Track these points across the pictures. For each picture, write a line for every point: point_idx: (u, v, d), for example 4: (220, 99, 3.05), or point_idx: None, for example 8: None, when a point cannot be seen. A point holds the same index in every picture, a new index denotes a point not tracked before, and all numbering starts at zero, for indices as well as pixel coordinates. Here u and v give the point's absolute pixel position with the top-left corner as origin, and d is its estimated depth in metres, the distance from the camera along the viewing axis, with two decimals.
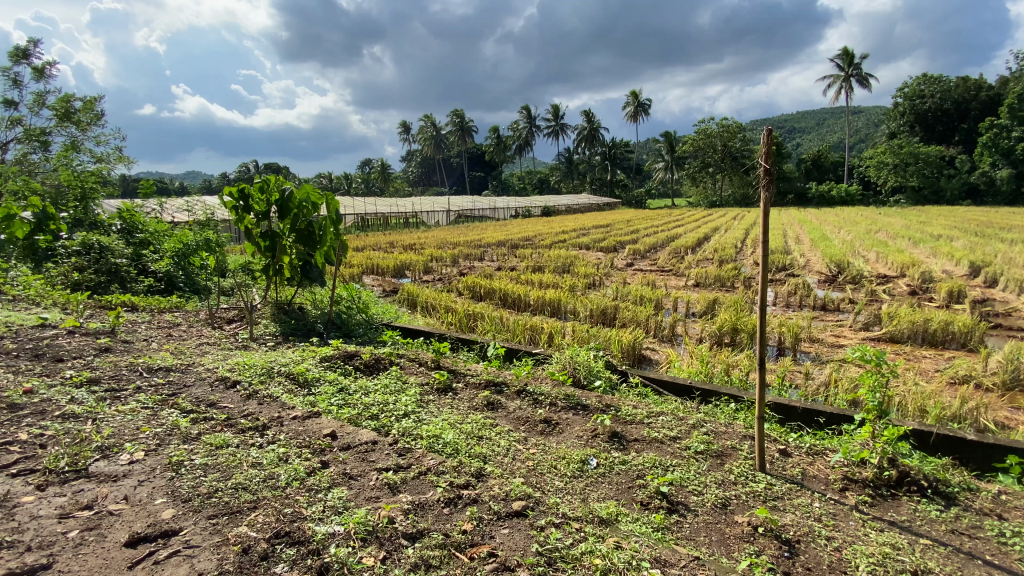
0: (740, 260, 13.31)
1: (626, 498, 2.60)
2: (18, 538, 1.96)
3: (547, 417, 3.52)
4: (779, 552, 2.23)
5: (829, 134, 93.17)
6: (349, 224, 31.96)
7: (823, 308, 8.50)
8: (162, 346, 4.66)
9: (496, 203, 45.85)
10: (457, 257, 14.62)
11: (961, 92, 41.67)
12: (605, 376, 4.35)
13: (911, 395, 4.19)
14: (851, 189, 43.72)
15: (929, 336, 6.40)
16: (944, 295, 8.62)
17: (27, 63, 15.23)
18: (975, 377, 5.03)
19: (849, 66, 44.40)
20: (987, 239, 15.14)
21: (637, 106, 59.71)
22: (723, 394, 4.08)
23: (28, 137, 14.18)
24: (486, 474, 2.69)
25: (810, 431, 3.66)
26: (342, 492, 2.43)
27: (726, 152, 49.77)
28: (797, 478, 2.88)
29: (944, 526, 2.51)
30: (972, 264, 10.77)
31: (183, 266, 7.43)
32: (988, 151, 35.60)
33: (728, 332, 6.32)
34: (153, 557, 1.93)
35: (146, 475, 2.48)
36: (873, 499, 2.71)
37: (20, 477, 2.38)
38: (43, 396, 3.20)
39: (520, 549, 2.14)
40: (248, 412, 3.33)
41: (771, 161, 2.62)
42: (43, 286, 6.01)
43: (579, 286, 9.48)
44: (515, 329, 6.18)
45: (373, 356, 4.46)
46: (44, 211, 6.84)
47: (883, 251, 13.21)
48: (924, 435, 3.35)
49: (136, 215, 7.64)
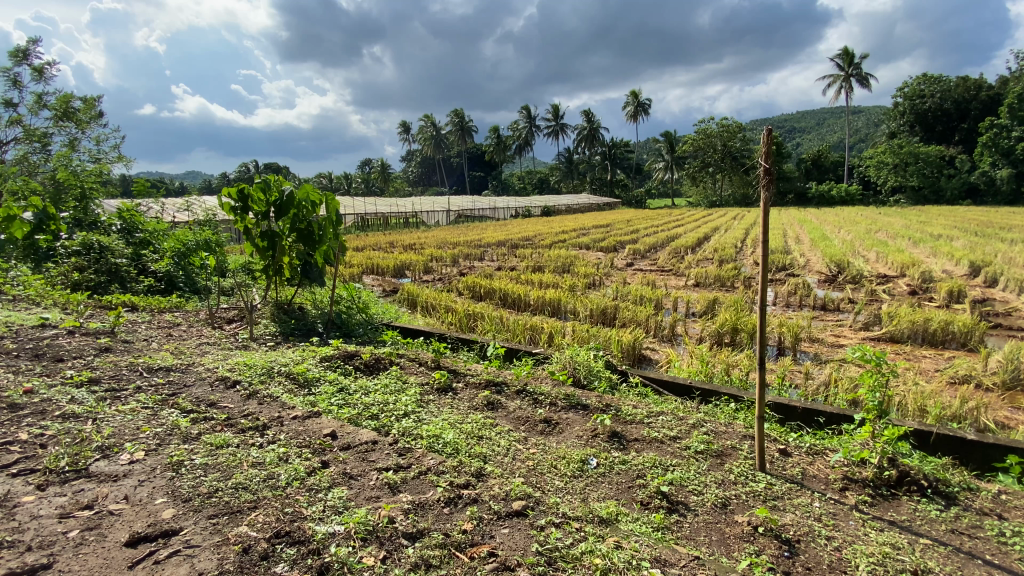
0: (740, 260, 13.31)
1: (626, 498, 2.60)
2: (18, 538, 1.96)
3: (547, 417, 3.52)
4: (779, 552, 2.23)
5: (829, 134, 93.19)
6: (350, 224, 31.99)
7: (823, 308, 8.50)
8: (162, 346, 4.66)
9: (496, 203, 45.84)
10: (457, 256, 14.62)
11: (961, 92, 41.66)
12: (605, 376, 4.35)
13: (911, 395, 4.19)
14: (850, 189, 43.71)
15: (929, 336, 6.40)
16: (944, 295, 8.62)
17: (27, 63, 15.25)
18: (975, 377, 5.02)
19: (849, 65, 44.41)
20: (988, 239, 15.12)
21: (637, 106, 59.74)
22: (723, 394, 4.08)
23: (28, 137, 14.18)
24: (486, 474, 2.69)
25: (809, 431, 3.66)
26: (342, 492, 2.43)
27: (725, 152, 49.76)
28: (797, 477, 2.88)
29: (944, 526, 2.51)
30: (972, 264, 10.76)
31: (183, 266, 7.43)
32: (988, 151, 35.60)
33: (728, 332, 6.32)
34: (154, 557, 1.93)
35: (145, 475, 2.48)
36: (872, 499, 2.71)
37: (20, 477, 2.38)
38: (43, 396, 3.20)
39: (521, 548, 2.14)
40: (248, 412, 3.33)
41: (772, 161, 2.62)
42: (43, 286, 6.02)
43: (579, 286, 9.48)
44: (515, 329, 6.18)
45: (373, 356, 4.46)
46: (44, 211, 6.86)
47: (883, 250, 13.21)
48: (924, 434, 3.35)
49: (135, 215, 7.63)
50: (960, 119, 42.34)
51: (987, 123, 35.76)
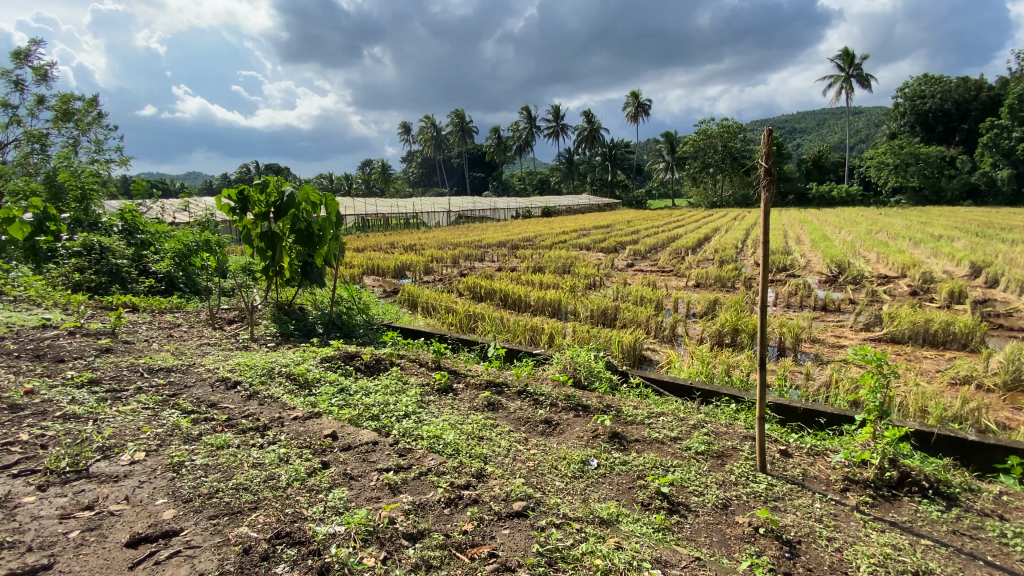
0: (740, 261, 13.30)
1: (626, 498, 2.60)
2: (19, 538, 1.96)
3: (548, 417, 3.52)
4: (780, 553, 2.23)
5: (829, 135, 93.16)
6: (350, 224, 32.01)
7: (824, 308, 8.50)
8: (162, 346, 4.66)
9: (496, 204, 45.81)
10: (458, 257, 14.63)
11: (962, 92, 41.64)
12: (605, 376, 4.36)
13: (912, 395, 4.19)
14: (851, 189, 43.68)
15: (930, 337, 6.40)
16: (945, 296, 8.62)
17: (27, 63, 15.28)
18: (976, 378, 5.02)
19: (849, 66, 44.42)
20: (989, 239, 15.08)
21: (637, 107, 59.79)
22: (724, 394, 4.09)
23: (28, 138, 14.17)
24: (486, 474, 2.69)
25: (810, 432, 3.66)
26: (343, 492, 2.43)
27: (726, 153, 49.74)
28: (797, 478, 2.88)
29: (946, 527, 2.50)
30: (973, 265, 10.76)
31: (184, 267, 7.45)
32: (988, 151, 35.57)
33: (729, 332, 6.32)
34: (153, 558, 1.93)
35: (146, 475, 2.48)
36: (874, 499, 2.70)
37: (21, 477, 2.38)
38: (45, 396, 3.21)
39: (521, 549, 2.14)
40: (249, 412, 3.34)
41: (771, 161, 2.62)
42: (43, 286, 6.04)
43: (580, 286, 9.49)
44: (516, 330, 6.18)
45: (374, 356, 4.47)
46: (45, 212, 6.90)
47: (884, 251, 13.20)
48: (926, 435, 3.35)
49: (137, 216, 7.65)
50: (961, 120, 42.32)
51: (987, 123, 35.73)
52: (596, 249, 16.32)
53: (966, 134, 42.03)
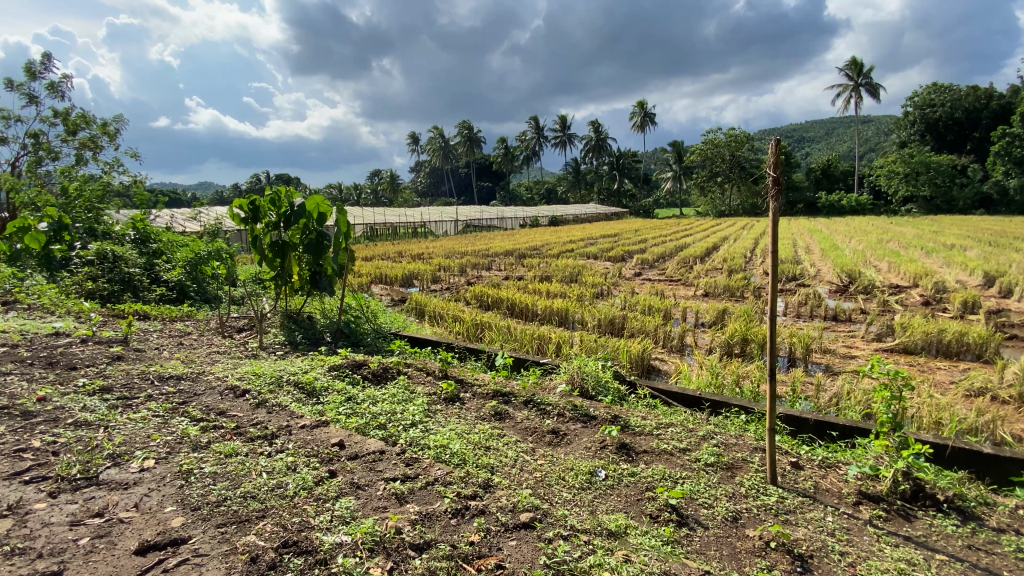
0: (749, 270, 13.24)
1: (635, 511, 2.57)
2: (30, 545, 1.98)
3: (555, 427, 3.50)
4: (792, 567, 2.19)
5: (835, 142, 93.05)
6: (359, 232, 32.36)
7: (835, 317, 8.44)
8: (173, 354, 4.71)
9: (501, 212, 45.99)
10: (466, 266, 14.80)
11: (972, 101, 41.30)
12: (613, 387, 4.33)
13: (926, 408, 4.12)
14: (861, 198, 43.29)
15: (943, 348, 6.30)
16: (958, 306, 8.48)
17: (42, 78, 15.63)
18: (992, 390, 4.90)
19: (859, 74, 44.35)
20: (1004, 249, 14.89)
21: (644, 116, 60.17)
22: (734, 405, 4.04)
23: (36, 150, 14.32)
24: (493, 484, 2.68)
25: (822, 444, 3.61)
26: (350, 501, 2.43)
27: (733, 162, 49.76)
28: (808, 491, 2.84)
29: (961, 542, 2.45)
30: (987, 274, 10.58)
31: (195, 276, 7.41)
32: (1000, 160, 35.12)
33: (738, 342, 6.28)
34: (161, 566, 1.94)
35: (156, 483, 2.49)
36: (887, 514, 2.64)
37: (32, 484, 2.41)
38: (57, 403, 3.26)
39: (528, 561, 2.12)
40: (257, 421, 3.35)
41: (780, 170, 2.57)
42: (55, 295, 6.20)
43: (588, 294, 9.53)
44: (524, 339, 6.19)
45: (382, 365, 4.49)
46: (59, 222, 7.19)
47: (896, 260, 13.03)
48: (940, 447, 3.29)
49: (148, 225, 7.73)
50: (972, 129, 41.95)
51: (998, 132, 35.33)
52: (603, 258, 16.24)
53: (977, 143, 41.68)
